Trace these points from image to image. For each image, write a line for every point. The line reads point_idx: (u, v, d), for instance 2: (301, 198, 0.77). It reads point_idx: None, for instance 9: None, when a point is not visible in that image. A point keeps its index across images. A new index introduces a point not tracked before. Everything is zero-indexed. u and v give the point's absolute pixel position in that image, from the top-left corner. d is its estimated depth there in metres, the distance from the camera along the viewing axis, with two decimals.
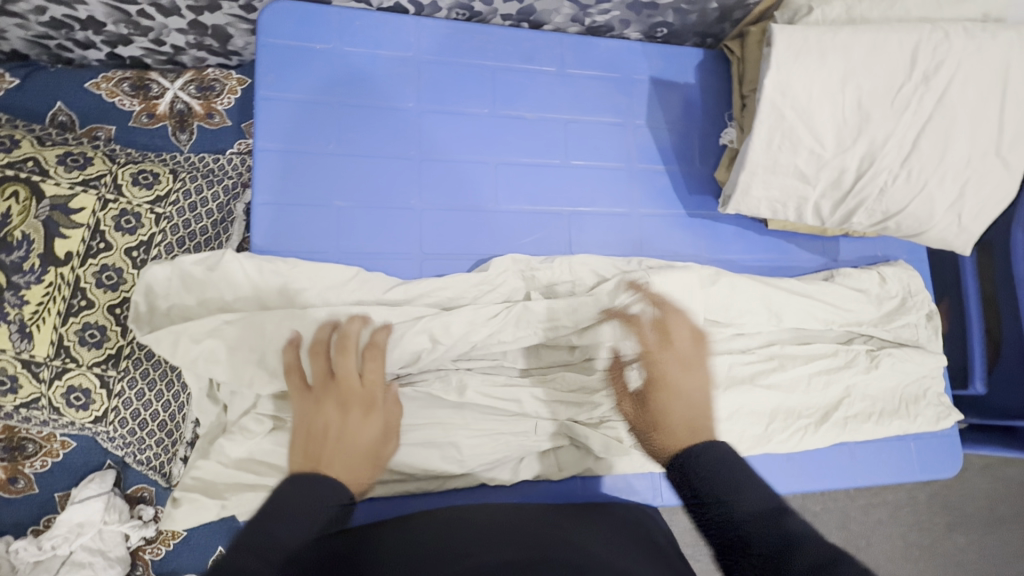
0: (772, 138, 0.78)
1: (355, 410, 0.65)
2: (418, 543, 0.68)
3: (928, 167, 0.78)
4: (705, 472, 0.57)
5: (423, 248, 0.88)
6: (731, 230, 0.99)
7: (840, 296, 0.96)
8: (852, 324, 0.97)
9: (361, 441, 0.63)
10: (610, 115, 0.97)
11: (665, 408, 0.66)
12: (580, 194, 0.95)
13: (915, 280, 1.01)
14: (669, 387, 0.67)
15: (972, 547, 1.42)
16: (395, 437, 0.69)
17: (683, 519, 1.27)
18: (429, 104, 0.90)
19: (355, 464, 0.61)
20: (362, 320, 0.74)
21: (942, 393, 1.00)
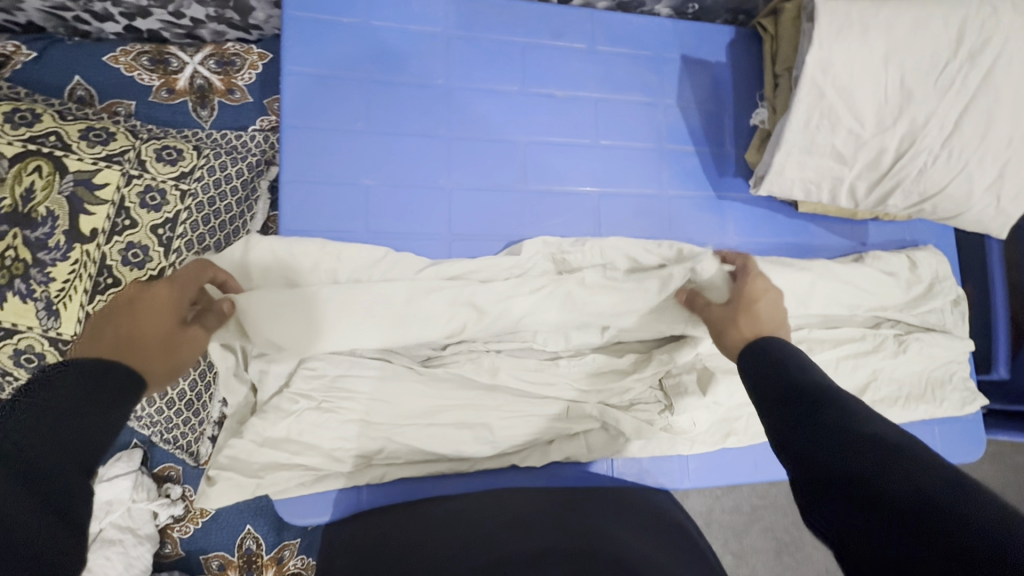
0: (811, 117, 0.76)
1: (159, 303, 0.59)
2: (452, 529, 0.68)
3: (968, 149, 0.76)
4: (773, 356, 0.59)
5: (451, 228, 0.87)
6: (760, 212, 0.98)
7: (867, 278, 0.95)
8: (879, 309, 0.96)
9: (151, 328, 0.56)
10: (640, 93, 0.95)
11: (750, 307, 0.71)
12: (608, 173, 0.93)
13: (943, 264, 1.00)
14: (760, 294, 0.74)
15: None
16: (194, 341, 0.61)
17: (699, 502, 1.28)
18: (457, 80, 0.88)
19: (135, 345, 0.52)
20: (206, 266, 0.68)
21: (968, 377, 0.99)
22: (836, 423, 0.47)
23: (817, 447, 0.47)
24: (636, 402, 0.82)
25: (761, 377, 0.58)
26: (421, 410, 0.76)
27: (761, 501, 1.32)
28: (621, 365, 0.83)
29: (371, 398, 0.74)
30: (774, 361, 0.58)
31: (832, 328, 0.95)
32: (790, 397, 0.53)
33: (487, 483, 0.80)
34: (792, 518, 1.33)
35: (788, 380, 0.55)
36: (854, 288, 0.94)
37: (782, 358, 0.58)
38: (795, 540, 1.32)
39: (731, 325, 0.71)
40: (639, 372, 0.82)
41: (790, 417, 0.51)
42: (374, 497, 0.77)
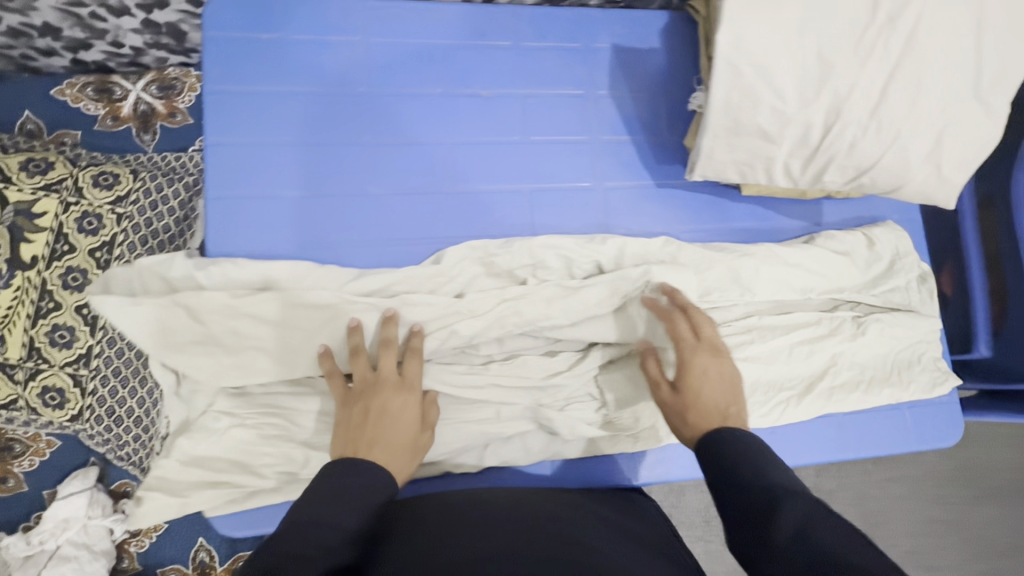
0: (732, 97, 0.74)
1: (396, 406, 0.69)
2: (456, 519, 0.66)
3: (898, 117, 0.71)
4: (735, 458, 0.63)
5: (380, 234, 0.86)
6: (702, 199, 0.95)
7: (824, 258, 0.92)
8: (837, 292, 0.92)
9: (397, 435, 0.67)
10: (570, 87, 0.93)
11: (695, 400, 0.72)
12: (539, 169, 0.92)
13: (904, 240, 0.95)
14: (700, 377, 0.73)
15: (1003, 520, 1.36)
16: (431, 422, 0.72)
17: (694, 499, 1.26)
18: (378, 86, 0.88)
19: (396, 451, 0.66)
20: (395, 322, 0.75)
21: (939, 358, 0.95)
22: (796, 539, 0.53)
23: (795, 559, 0.52)
24: (574, 401, 0.81)
25: (719, 479, 0.63)
26: None
27: None
28: (554, 364, 0.81)
29: (296, 412, 0.73)
30: (734, 471, 0.62)
31: (786, 313, 0.91)
32: (755, 511, 0.58)
33: (424, 491, 0.79)
34: None
35: (748, 491, 0.60)
36: (806, 266, 0.91)
37: (736, 462, 0.63)
38: None
39: (682, 418, 0.72)
40: (572, 369, 0.81)
41: (753, 543, 0.56)
42: None
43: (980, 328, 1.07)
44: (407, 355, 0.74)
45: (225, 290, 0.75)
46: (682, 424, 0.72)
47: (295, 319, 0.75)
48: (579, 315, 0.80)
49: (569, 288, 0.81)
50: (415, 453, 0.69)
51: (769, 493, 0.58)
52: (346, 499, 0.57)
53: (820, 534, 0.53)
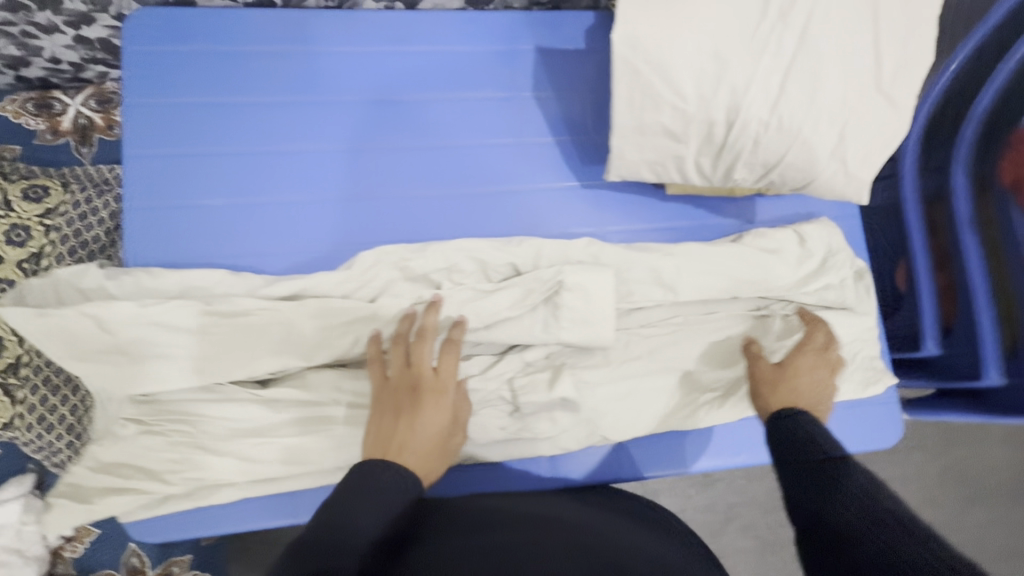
0: (633, 96, 0.74)
1: (428, 410, 0.71)
2: (496, 500, 0.68)
3: (797, 112, 0.70)
4: (826, 433, 0.70)
5: (296, 241, 0.86)
6: (628, 200, 0.95)
7: (752, 257, 0.90)
8: (768, 292, 0.90)
9: (427, 439, 0.70)
10: (493, 89, 0.93)
11: (794, 382, 0.79)
12: (460, 173, 0.91)
13: (836, 237, 0.93)
14: (804, 370, 0.81)
15: (996, 524, 1.32)
16: (462, 420, 0.76)
17: (673, 502, 1.33)
18: (298, 95, 0.90)
19: (424, 457, 0.69)
20: (438, 309, 0.77)
21: (875, 357, 0.92)
22: (866, 502, 0.60)
23: (846, 517, 0.59)
24: (486, 405, 0.80)
25: (786, 450, 0.70)
26: (253, 427, 0.75)
27: (738, 498, 1.35)
28: (467, 367, 0.81)
29: (204, 418, 0.74)
30: (793, 443, 0.69)
31: (710, 312, 0.90)
32: (826, 481, 0.63)
33: None
34: (773, 515, 1.35)
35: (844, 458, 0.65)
36: (734, 265, 0.89)
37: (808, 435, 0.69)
38: (776, 538, 1.34)
39: (797, 394, 0.78)
40: (487, 372, 0.80)
41: (815, 500, 0.62)
42: (213, 516, 0.77)
43: (926, 323, 1.00)
44: (442, 350, 0.76)
45: (136, 298, 0.76)
46: (773, 395, 0.78)
47: (204, 326, 0.76)
48: (489, 319, 0.81)
49: (482, 291, 0.82)
50: (445, 456, 0.72)
51: (833, 458, 0.65)
52: (382, 495, 0.61)
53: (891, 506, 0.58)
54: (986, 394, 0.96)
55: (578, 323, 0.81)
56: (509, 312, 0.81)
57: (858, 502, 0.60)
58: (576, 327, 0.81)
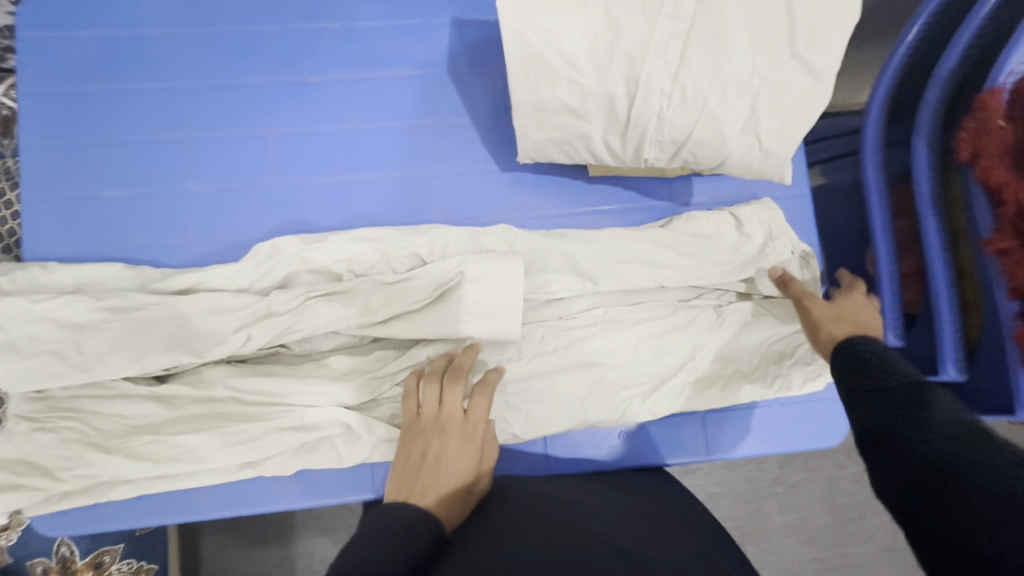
0: (527, 69, 0.67)
1: (453, 452, 0.67)
2: (526, 513, 0.61)
3: (701, 83, 0.63)
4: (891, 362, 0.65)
5: (198, 233, 0.82)
6: (552, 182, 0.88)
7: (682, 242, 0.83)
8: (703, 277, 0.82)
9: (454, 481, 0.65)
10: (406, 67, 0.87)
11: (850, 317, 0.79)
12: (369, 158, 0.86)
13: (777, 218, 0.86)
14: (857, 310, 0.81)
15: None
16: (489, 468, 0.71)
17: None
18: (197, 79, 0.85)
19: (450, 502, 0.63)
20: (476, 350, 0.75)
21: None
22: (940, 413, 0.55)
23: (925, 428, 0.53)
24: (387, 401, 0.77)
25: (856, 377, 0.65)
26: (145, 424, 0.74)
27: (718, 488, 1.22)
28: (366, 363, 0.77)
29: (94, 415, 0.73)
30: (860, 365, 0.67)
31: (638, 301, 0.83)
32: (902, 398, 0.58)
33: (234, 498, 0.79)
34: (754, 505, 1.22)
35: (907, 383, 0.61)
36: (661, 250, 0.83)
37: (881, 359, 0.66)
38: (758, 529, 1.21)
39: (828, 329, 0.78)
40: (386, 368, 0.77)
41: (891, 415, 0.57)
42: (118, 512, 0.78)
43: (887, 314, 0.91)
44: (476, 392, 0.73)
45: (25, 295, 0.75)
46: (836, 326, 0.78)
47: (94, 322, 0.74)
48: (392, 311, 0.76)
49: (381, 283, 0.77)
50: (470, 504, 0.65)
51: (907, 379, 0.61)
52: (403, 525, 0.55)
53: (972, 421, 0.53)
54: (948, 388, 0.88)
55: (483, 315, 0.77)
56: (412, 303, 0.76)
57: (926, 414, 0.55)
58: (480, 319, 0.77)
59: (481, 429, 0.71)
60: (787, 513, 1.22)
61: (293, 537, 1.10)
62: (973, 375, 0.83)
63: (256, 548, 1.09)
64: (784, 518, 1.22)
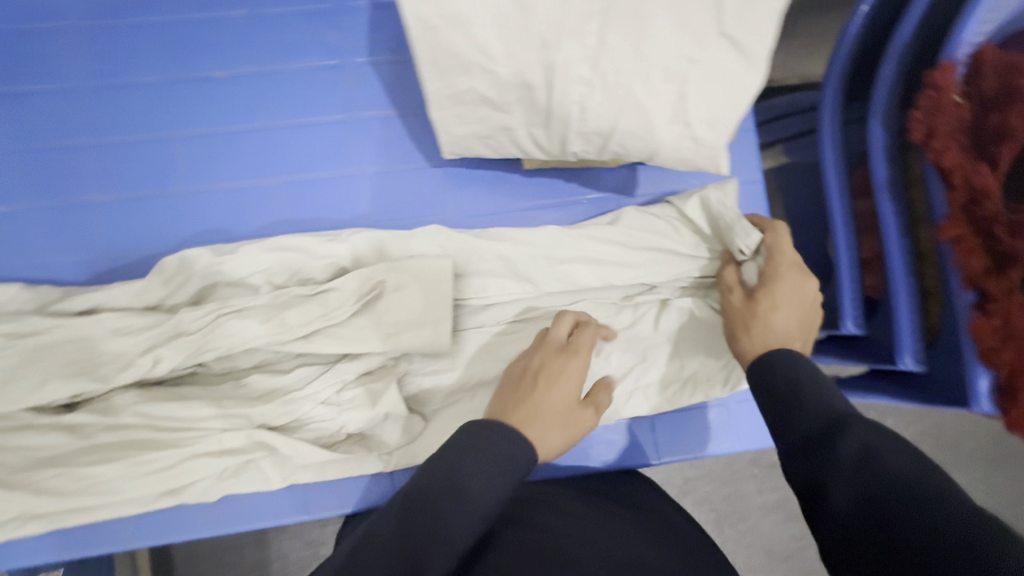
0: (436, 58, 0.60)
1: (555, 370, 0.65)
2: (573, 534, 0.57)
3: (623, 68, 0.57)
4: (797, 385, 0.55)
5: (103, 248, 0.76)
6: (487, 176, 0.82)
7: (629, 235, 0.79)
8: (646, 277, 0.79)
9: (551, 398, 0.62)
10: (321, 56, 0.81)
11: (766, 316, 0.66)
12: (286, 158, 0.80)
13: None
14: (772, 299, 0.67)
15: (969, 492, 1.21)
16: (596, 405, 0.68)
17: None
18: (92, 79, 0.78)
19: (544, 421, 0.61)
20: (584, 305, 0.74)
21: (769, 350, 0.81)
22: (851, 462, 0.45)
23: (846, 489, 0.44)
24: (311, 421, 0.73)
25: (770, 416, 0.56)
26: (49, 459, 0.69)
27: (694, 472, 1.20)
28: (284, 382, 0.72)
29: None
30: (768, 399, 0.57)
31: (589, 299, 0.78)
32: (807, 444, 0.49)
33: (156, 527, 0.74)
34: (732, 488, 1.19)
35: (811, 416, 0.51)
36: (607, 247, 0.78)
37: (787, 384, 0.56)
38: (736, 511, 1.19)
39: (741, 339, 0.67)
40: (306, 388, 0.71)
41: (807, 477, 0.48)
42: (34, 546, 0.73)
43: (845, 303, 0.87)
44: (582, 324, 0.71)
45: None
46: (745, 336, 0.66)
47: None
48: (312, 324, 0.71)
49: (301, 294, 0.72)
50: (568, 429, 0.63)
51: (815, 412, 0.51)
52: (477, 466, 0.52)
53: (887, 459, 0.44)
54: (909, 378, 0.85)
55: (409, 326, 0.72)
56: (334, 315, 0.71)
57: (835, 465, 0.46)
58: (408, 328, 0.72)
59: (585, 350, 0.67)
60: (765, 494, 1.20)
61: (268, 538, 1.09)
62: (932, 365, 0.80)
63: (231, 551, 1.08)
64: (763, 499, 1.20)
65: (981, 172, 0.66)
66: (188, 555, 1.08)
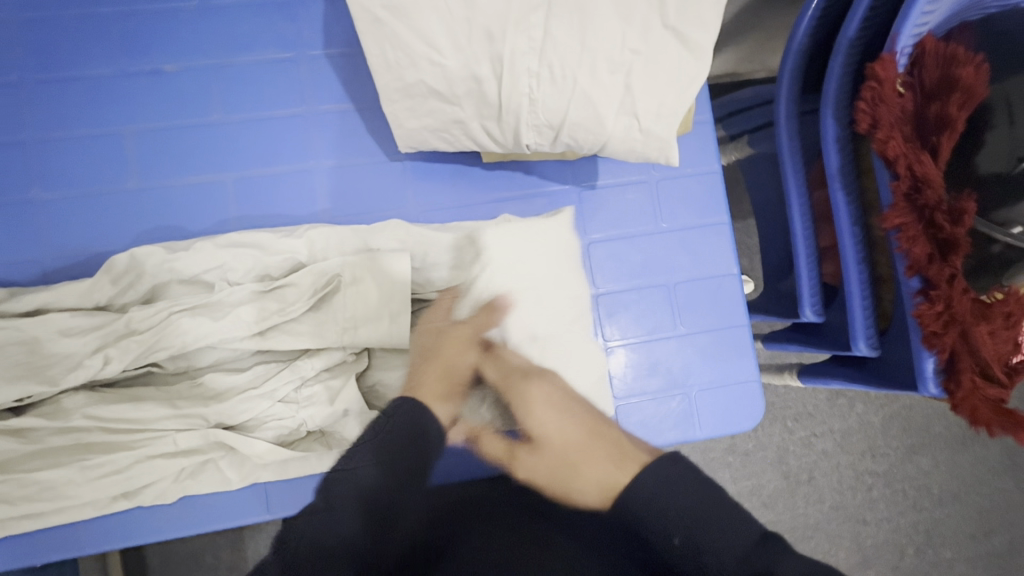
0: (384, 50, 0.60)
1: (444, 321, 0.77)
2: None
3: (569, 59, 0.57)
4: None
5: (51, 248, 0.75)
6: (447, 169, 0.82)
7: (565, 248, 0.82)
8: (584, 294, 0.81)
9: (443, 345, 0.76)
10: (275, 48, 0.79)
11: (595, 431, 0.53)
12: (241, 153, 0.78)
13: (667, 203, 0.85)
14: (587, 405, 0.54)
15: (935, 472, 1.25)
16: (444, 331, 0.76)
17: None
18: (36, 74, 0.76)
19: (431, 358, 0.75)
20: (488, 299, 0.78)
21: (711, 336, 0.84)
22: None
23: None
24: (269, 419, 0.72)
25: None
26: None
27: None
28: (241, 379, 0.71)
29: None
30: None
31: (531, 313, 0.78)
32: None
33: (106, 534, 0.71)
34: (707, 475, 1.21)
35: None
36: (543, 256, 0.80)
37: None
38: None
39: None
40: (264, 384, 0.71)
41: None
42: None
43: (804, 291, 0.90)
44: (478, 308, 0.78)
45: None
46: None
47: None
48: (271, 318, 0.72)
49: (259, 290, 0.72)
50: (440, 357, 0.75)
51: None
52: None
53: None
54: (867, 363, 0.87)
55: (368, 316, 0.73)
56: (291, 307, 0.72)
57: None
58: (366, 319, 0.73)
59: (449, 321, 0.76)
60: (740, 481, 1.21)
61: (245, 538, 1.08)
62: (887, 349, 0.82)
63: (208, 552, 1.07)
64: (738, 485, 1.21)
65: (923, 161, 0.68)
66: (164, 560, 1.06)
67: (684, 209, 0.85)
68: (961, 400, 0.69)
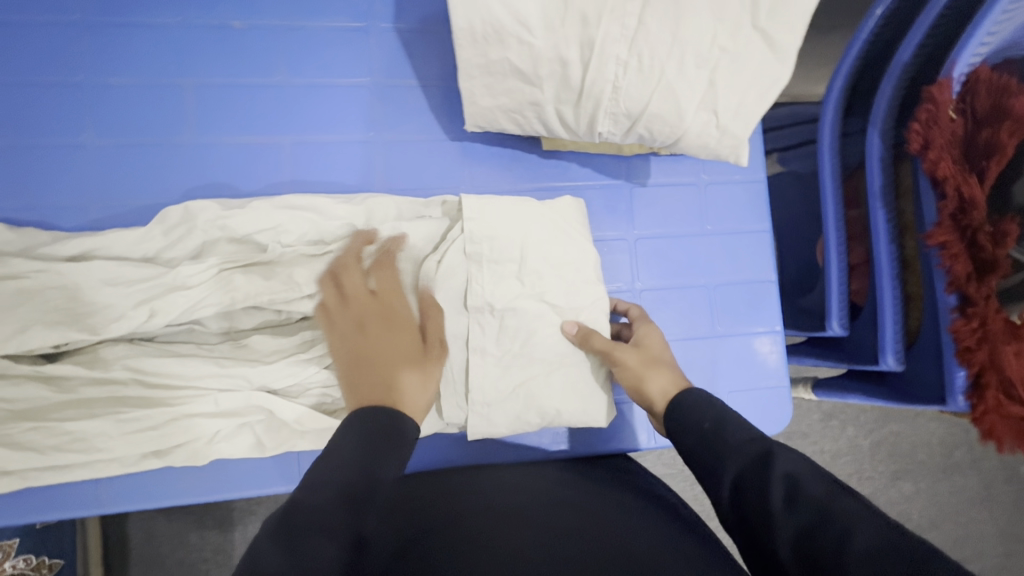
0: (474, 25, 0.60)
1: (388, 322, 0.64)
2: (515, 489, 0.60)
3: (659, 51, 0.59)
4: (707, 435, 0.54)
5: (96, 192, 0.73)
6: (502, 154, 0.82)
7: (564, 223, 0.76)
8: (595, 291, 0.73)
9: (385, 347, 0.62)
10: (344, 17, 0.79)
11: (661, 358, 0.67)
12: (299, 118, 0.78)
13: (714, 207, 0.87)
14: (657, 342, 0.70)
15: (918, 497, 1.29)
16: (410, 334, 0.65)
17: None
18: (100, 14, 0.74)
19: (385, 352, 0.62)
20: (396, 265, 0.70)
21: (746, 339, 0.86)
22: (780, 503, 0.45)
23: (790, 526, 0.43)
24: (313, 386, 0.71)
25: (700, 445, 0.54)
26: (27, 410, 0.64)
27: (669, 469, 1.21)
28: (285, 344, 0.70)
29: None
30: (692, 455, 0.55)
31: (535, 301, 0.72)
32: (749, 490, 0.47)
33: (131, 490, 0.69)
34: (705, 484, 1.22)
35: (734, 451, 0.50)
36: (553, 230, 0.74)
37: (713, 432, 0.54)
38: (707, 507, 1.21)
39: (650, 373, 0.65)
40: (310, 351, 0.70)
41: (746, 508, 0.46)
42: None
43: (832, 305, 0.91)
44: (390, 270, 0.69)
45: None
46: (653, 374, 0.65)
47: None
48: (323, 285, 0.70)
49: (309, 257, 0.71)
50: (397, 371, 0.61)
51: (744, 448, 0.50)
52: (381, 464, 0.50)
53: (810, 485, 0.45)
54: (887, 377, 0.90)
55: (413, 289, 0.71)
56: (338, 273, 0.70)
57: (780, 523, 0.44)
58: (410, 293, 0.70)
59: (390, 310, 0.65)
60: None
61: (235, 518, 1.04)
62: (912, 365, 0.85)
63: (194, 531, 1.03)
64: None
65: (970, 183, 0.71)
66: (148, 535, 1.02)
67: (729, 213, 0.87)
68: (982, 414, 0.71)
